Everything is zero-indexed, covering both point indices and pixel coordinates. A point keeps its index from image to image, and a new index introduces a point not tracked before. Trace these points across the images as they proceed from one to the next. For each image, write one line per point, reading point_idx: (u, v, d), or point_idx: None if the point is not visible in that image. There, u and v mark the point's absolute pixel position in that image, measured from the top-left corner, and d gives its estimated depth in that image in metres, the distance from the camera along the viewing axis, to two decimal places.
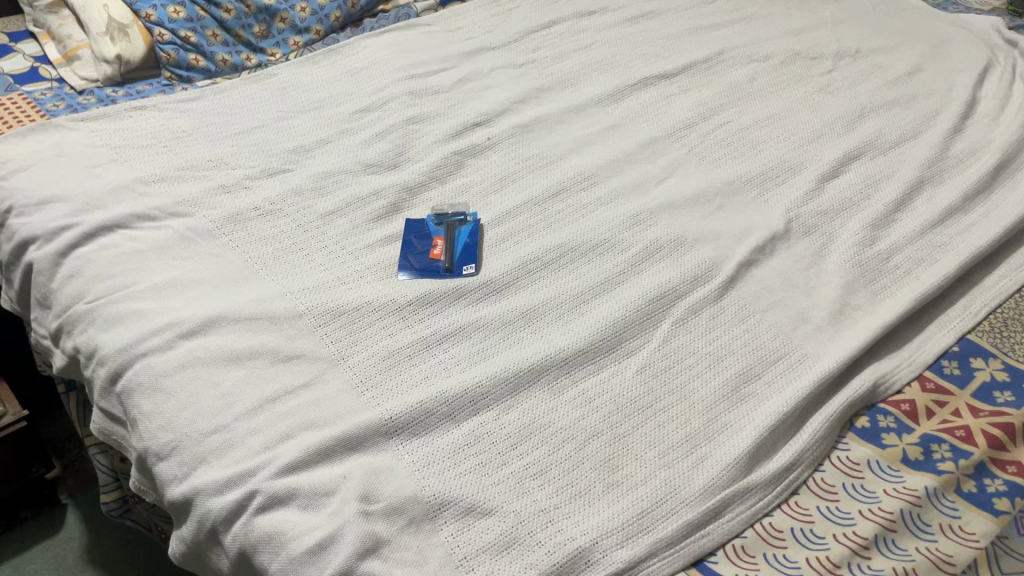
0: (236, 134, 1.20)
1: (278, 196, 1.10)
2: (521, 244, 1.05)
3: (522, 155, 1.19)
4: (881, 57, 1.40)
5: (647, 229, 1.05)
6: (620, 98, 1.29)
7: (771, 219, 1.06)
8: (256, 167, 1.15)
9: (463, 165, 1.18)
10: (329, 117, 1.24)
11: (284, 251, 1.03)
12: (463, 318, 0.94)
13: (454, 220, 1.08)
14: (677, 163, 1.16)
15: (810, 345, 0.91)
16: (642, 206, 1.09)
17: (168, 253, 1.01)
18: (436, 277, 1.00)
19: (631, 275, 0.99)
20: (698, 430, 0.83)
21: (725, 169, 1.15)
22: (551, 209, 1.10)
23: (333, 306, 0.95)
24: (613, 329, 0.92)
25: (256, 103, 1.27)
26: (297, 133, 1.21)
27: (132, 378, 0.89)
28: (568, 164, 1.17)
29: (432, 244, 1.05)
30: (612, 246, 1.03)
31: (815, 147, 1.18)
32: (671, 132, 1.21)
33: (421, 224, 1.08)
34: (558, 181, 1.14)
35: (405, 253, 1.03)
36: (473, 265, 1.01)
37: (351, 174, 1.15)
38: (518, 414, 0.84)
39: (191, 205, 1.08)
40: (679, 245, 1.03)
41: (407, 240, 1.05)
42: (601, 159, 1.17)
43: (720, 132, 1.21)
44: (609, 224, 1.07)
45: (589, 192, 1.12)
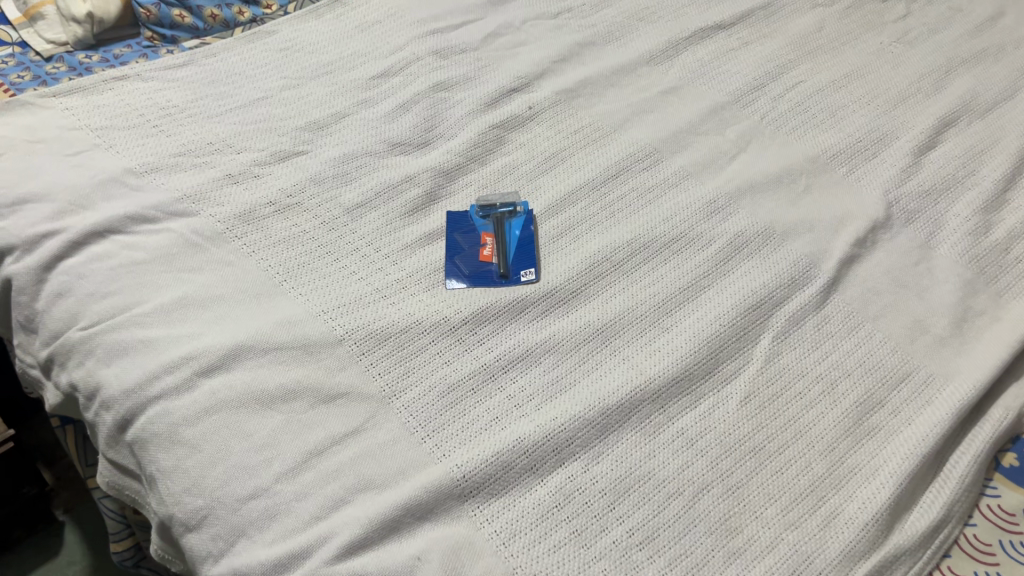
0: (236, 109, 1.04)
1: (295, 187, 0.95)
2: (585, 240, 0.91)
3: (570, 127, 1.04)
4: None
5: (728, 219, 0.92)
6: (674, 55, 1.13)
7: (868, 203, 0.92)
8: (265, 149, 0.99)
9: (504, 140, 1.02)
10: (343, 85, 1.07)
11: (310, 258, 0.88)
12: (529, 338, 0.81)
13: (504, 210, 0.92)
14: (749, 135, 1.02)
15: (935, 362, 0.79)
16: (719, 190, 0.95)
17: (173, 264, 0.86)
18: (489, 284, 0.86)
19: (717, 278, 0.86)
20: (822, 477, 0.71)
21: (806, 141, 1.00)
22: (612, 193, 0.95)
23: (376, 328, 0.81)
24: (707, 350, 0.79)
25: (256, 69, 1.09)
26: (308, 106, 1.05)
27: (145, 427, 0.75)
28: (624, 138, 1.02)
29: (480, 243, 0.90)
30: (690, 240, 0.90)
31: (904, 112, 1.04)
32: (739, 96, 1.06)
33: (464, 218, 0.93)
34: (617, 160, 0.99)
35: (449, 255, 0.89)
36: (532, 268, 0.87)
37: (377, 156, 0.99)
38: (611, 464, 0.71)
39: (194, 201, 0.92)
40: (768, 238, 0.89)
41: (451, 238, 0.91)
42: (662, 132, 1.02)
43: (794, 94, 1.06)
44: (682, 212, 0.92)
45: (655, 173, 0.98)
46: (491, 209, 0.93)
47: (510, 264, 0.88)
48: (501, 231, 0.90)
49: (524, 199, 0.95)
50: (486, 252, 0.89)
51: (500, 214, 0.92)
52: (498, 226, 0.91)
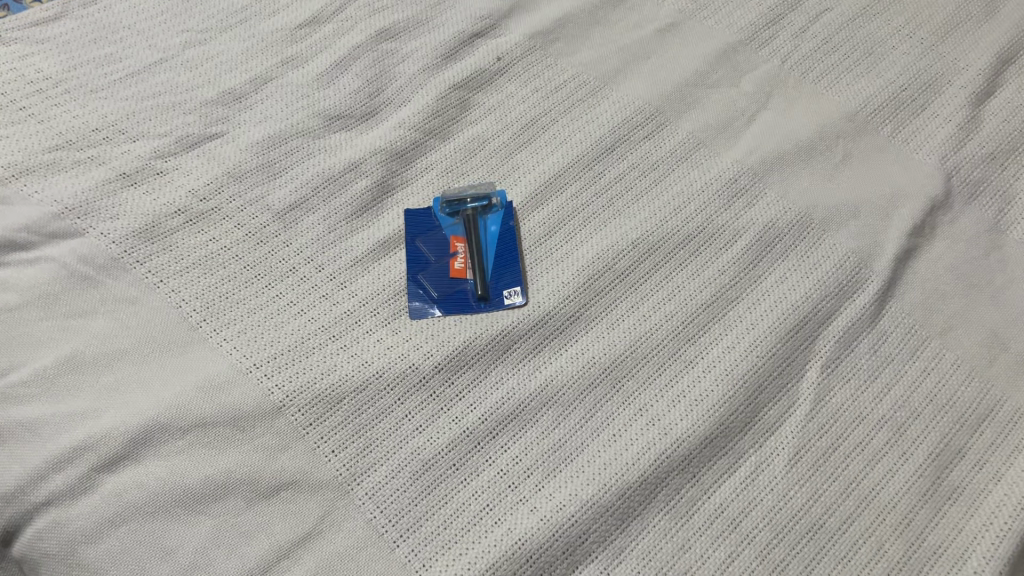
0: (127, 80, 0.82)
1: (209, 186, 0.74)
2: (580, 241, 0.73)
3: (550, 83, 0.84)
4: None
5: (753, 205, 0.74)
6: None
7: (922, 176, 0.75)
8: (169, 136, 0.78)
9: (469, 105, 0.82)
10: (261, 39, 0.85)
11: (235, 287, 0.69)
12: (520, 386, 0.64)
13: (475, 205, 0.74)
14: (769, 87, 0.83)
15: (1018, 390, 0.65)
16: (740, 164, 0.77)
17: (57, 308, 0.66)
18: (466, 311, 0.69)
19: (747, 288, 0.69)
20: (898, 564, 0.57)
21: (838, 91, 0.82)
22: (609, 174, 0.77)
23: (326, 386, 0.63)
24: (742, 394, 0.64)
25: (149, 20, 0.86)
26: (219, 70, 0.83)
27: (35, 545, 0.58)
28: (618, 96, 0.83)
29: (450, 254, 0.73)
30: (710, 237, 0.72)
31: (954, 47, 0.85)
32: (753, 32, 0.87)
33: (428, 216, 0.75)
34: (611, 128, 0.80)
35: (412, 270, 0.71)
36: (518, 286, 0.70)
37: (312, 137, 0.79)
38: (637, 565, 0.57)
39: (78, 214, 0.71)
40: (805, 229, 0.72)
41: (413, 247, 0.73)
42: (663, 86, 0.83)
43: (820, 27, 0.87)
44: (697, 198, 0.75)
45: (659, 143, 0.79)
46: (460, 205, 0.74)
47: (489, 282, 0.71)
48: (476, 239, 0.73)
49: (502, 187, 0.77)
50: (457, 267, 0.72)
51: (472, 212, 0.74)
52: (471, 231, 0.73)
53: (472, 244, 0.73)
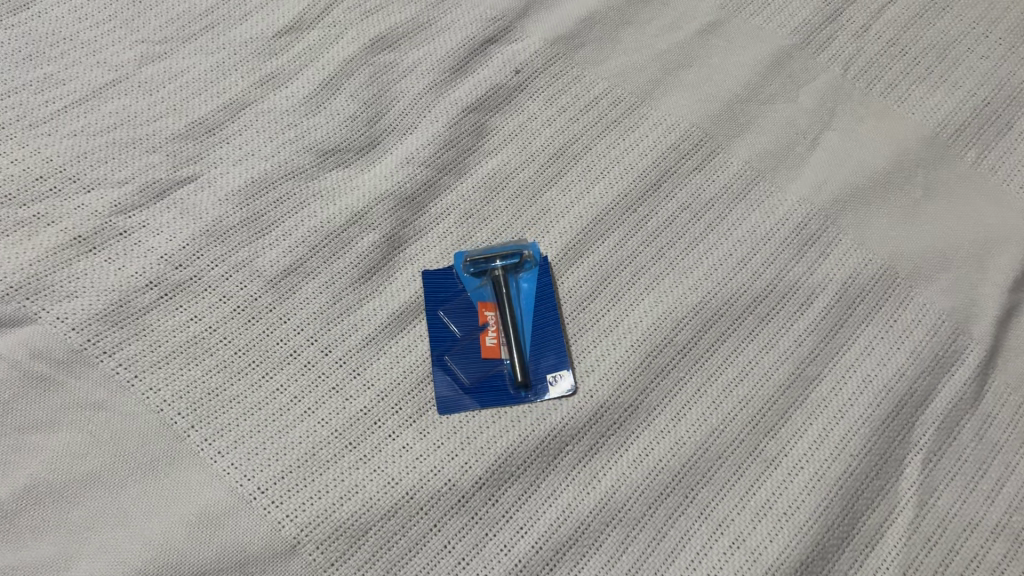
0: (74, 108, 0.67)
1: (186, 249, 0.62)
2: (632, 303, 0.62)
3: (580, 100, 0.72)
4: None
5: (827, 254, 0.64)
6: None
7: (1014, 217, 0.66)
8: (131, 183, 0.65)
9: (486, 130, 0.70)
10: (234, 50, 0.71)
11: (225, 381, 0.58)
12: (577, 502, 0.55)
13: (503, 264, 0.62)
14: (832, 102, 0.72)
15: None
16: (808, 203, 0.66)
17: (10, 422, 0.55)
18: (503, 402, 0.58)
19: (829, 362, 0.60)
20: None
21: (912, 106, 0.71)
22: (657, 218, 0.66)
23: (347, 515, 0.54)
24: (837, 503, 0.55)
25: (94, 26, 0.70)
26: (185, 93, 0.69)
27: None
28: (659, 116, 0.71)
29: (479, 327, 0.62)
30: (781, 296, 0.62)
31: None
32: (810, 33, 0.75)
33: (450, 278, 0.63)
34: (655, 158, 0.69)
35: (438, 352, 0.60)
36: (563, 369, 0.59)
37: (304, 179, 0.66)
38: None
39: (27, 294, 0.59)
40: (891, 284, 0.63)
41: (435, 321, 0.61)
42: (710, 104, 0.72)
43: (885, 23, 0.75)
44: (763, 246, 0.64)
45: (711, 177, 0.68)
46: (486, 264, 0.62)
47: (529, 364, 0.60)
48: (508, 306, 0.61)
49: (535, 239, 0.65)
50: (489, 343, 0.61)
51: (500, 272, 0.62)
52: (502, 297, 0.61)
53: (504, 313, 0.61)
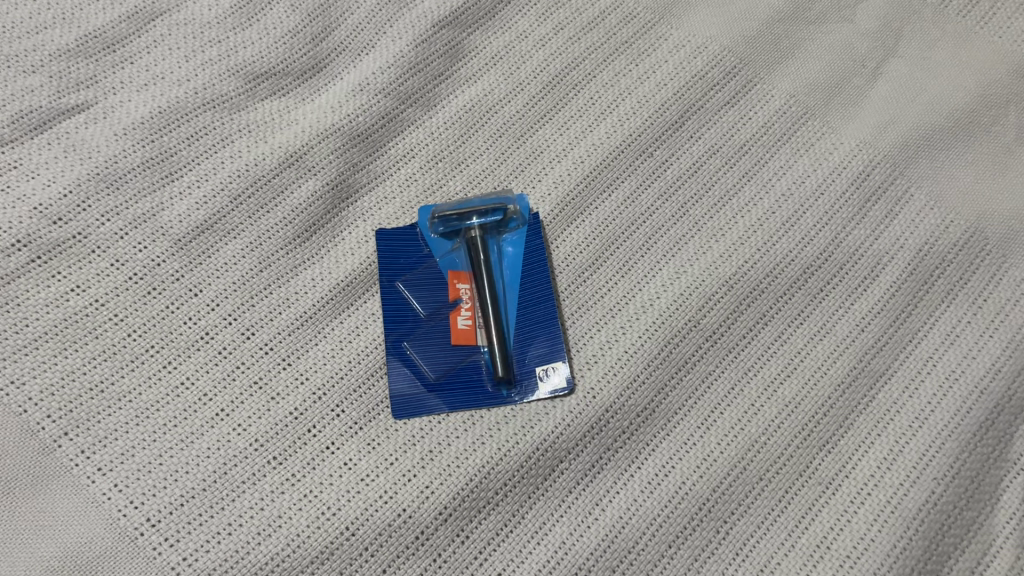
0: None
1: (69, 199, 0.48)
2: (647, 274, 0.49)
3: (582, 16, 0.57)
4: None
5: (896, 214, 0.50)
6: None
7: None
8: (2, 112, 0.50)
9: (463, 51, 0.55)
10: None
11: (113, 373, 0.44)
12: (574, 540, 0.42)
13: (480, 222, 0.47)
14: (898, 21, 0.57)
15: None
16: (870, 148, 0.52)
17: None
18: (478, 402, 0.44)
19: (901, 355, 0.46)
20: None
21: (997, 28, 0.57)
22: (679, 165, 0.52)
23: (266, 557, 0.41)
24: (917, 543, 0.42)
25: None
26: None
27: None
28: (681, 37, 0.56)
29: (450, 305, 0.47)
30: (838, 267, 0.49)
31: None
32: None
33: (412, 241, 0.48)
34: (676, 89, 0.55)
35: (394, 338, 0.46)
36: (557, 359, 0.45)
37: (228, 109, 0.52)
38: None
39: None
40: (978, 253, 0.49)
41: (392, 297, 0.47)
42: (745, 22, 0.57)
43: None
44: (814, 203, 0.51)
45: (746, 114, 0.54)
46: (459, 223, 0.47)
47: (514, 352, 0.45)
48: (486, 275, 0.46)
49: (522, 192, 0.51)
50: (462, 326, 0.46)
51: (476, 233, 0.47)
52: (479, 265, 0.46)
53: (480, 284, 0.46)
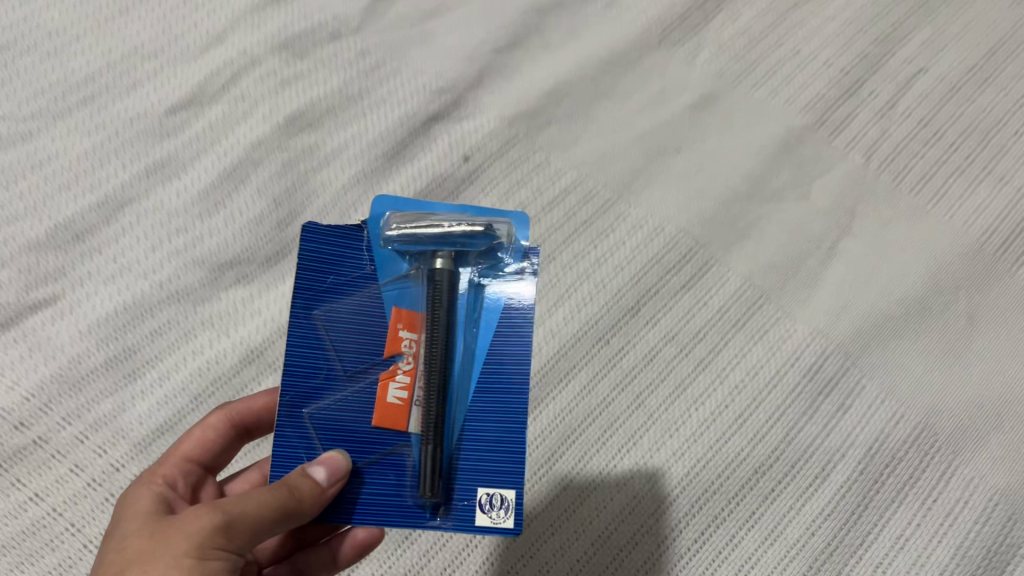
0: None
1: (30, 402, 0.49)
2: (601, 471, 0.49)
3: (543, 195, 0.58)
4: None
5: (847, 408, 0.51)
6: (703, 22, 0.66)
7: None
8: None
9: None
10: (116, 130, 0.58)
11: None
12: None
13: (454, 250, 0.39)
14: (852, 198, 0.59)
15: None
16: (822, 337, 0.53)
17: None
18: (391, 512, 0.36)
19: (850, 560, 0.47)
20: None
21: (948, 207, 0.58)
22: (635, 352, 0.53)
23: None
24: None
25: None
26: (52, 187, 0.56)
27: None
28: (639, 217, 0.58)
29: (385, 362, 0.38)
30: (790, 466, 0.49)
31: None
32: (823, 112, 0.62)
33: (353, 256, 0.39)
34: (633, 274, 0.56)
35: (293, 397, 0.36)
36: (508, 486, 0.36)
37: (192, 302, 0.53)
38: None
39: None
40: (929, 449, 0.49)
41: (301, 325, 0.37)
42: (703, 200, 0.59)
43: (912, 103, 0.62)
44: (767, 396, 0.51)
45: (702, 298, 0.55)
46: (429, 247, 0.39)
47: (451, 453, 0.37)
48: (442, 332, 0.37)
49: (521, 214, 0.43)
50: (392, 399, 0.37)
51: (445, 270, 0.38)
52: (440, 331, 0.37)
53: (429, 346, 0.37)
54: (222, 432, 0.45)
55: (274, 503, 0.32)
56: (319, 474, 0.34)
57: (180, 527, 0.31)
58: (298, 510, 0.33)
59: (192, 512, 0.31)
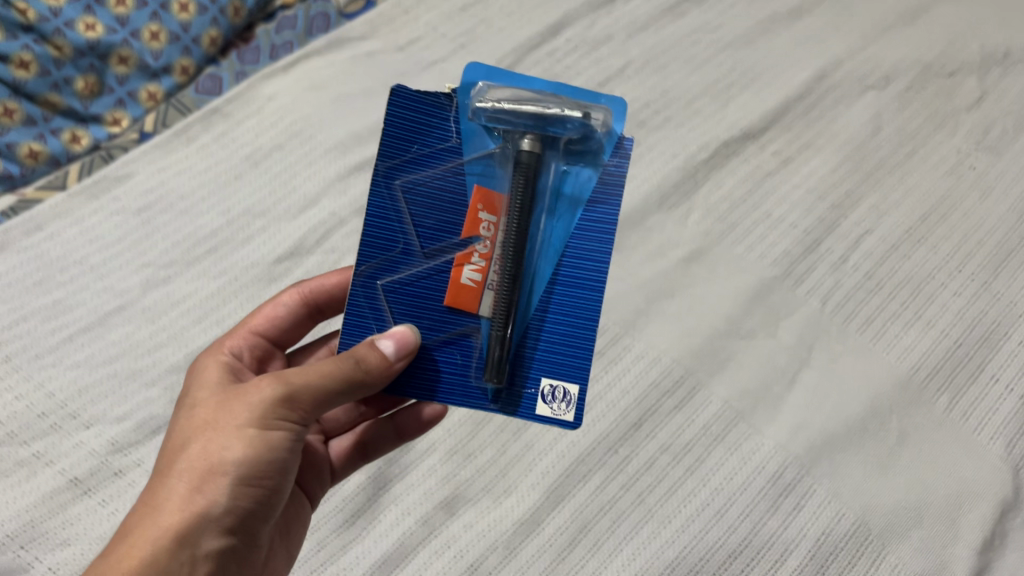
0: (78, 337, 0.71)
1: None
2: (610, 553, 0.64)
3: None
4: None
5: (802, 506, 0.66)
6: (692, 189, 0.83)
7: (990, 470, 0.67)
8: (128, 419, 0.67)
9: None
10: (235, 276, 0.76)
11: None
12: None
13: (540, 133, 0.47)
14: (811, 337, 0.74)
15: None
16: (784, 451, 0.68)
17: None
18: (468, 398, 0.48)
19: None
20: None
21: (887, 345, 0.73)
22: (638, 459, 0.68)
23: None
24: None
25: (104, 251, 0.76)
26: (187, 321, 0.73)
27: None
28: (641, 349, 0.74)
29: (461, 244, 0.49)
30: (755, 553, 0.64)
31: (1007, 285, 0.77)
32: (788, 265, 0.78)
33: (435, 127, 0.49)
34: (636, 396, 0.71)
35: (385, 263, 0.49)
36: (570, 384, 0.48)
37: None
38: None
39: (21, 542, 0.60)
40: (864, 541, 0.64)
41: (390, 195, 0.49)
42: (692, 336, 0.74)
43: (860, 259, 0.79)
44: (740, 497, 0.66)
45: (690, 417, 0.70)
46: (519, 127, 0.47)
47: (523, 337, 0.49)
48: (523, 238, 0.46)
49: (621, 102, 0.51)
50: (468, 280, 0.48)
51: (531, 150, 0.46)
52: (522, 202, 0.45)
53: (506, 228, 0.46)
54: (289, 310, 0.61)
55: (337, 373, 0.44)
56: (387, 346, 0.45)
57: (249, 397, 0.44)
58: (363, 376, 0.44)
59: (259, 385, 0.44)
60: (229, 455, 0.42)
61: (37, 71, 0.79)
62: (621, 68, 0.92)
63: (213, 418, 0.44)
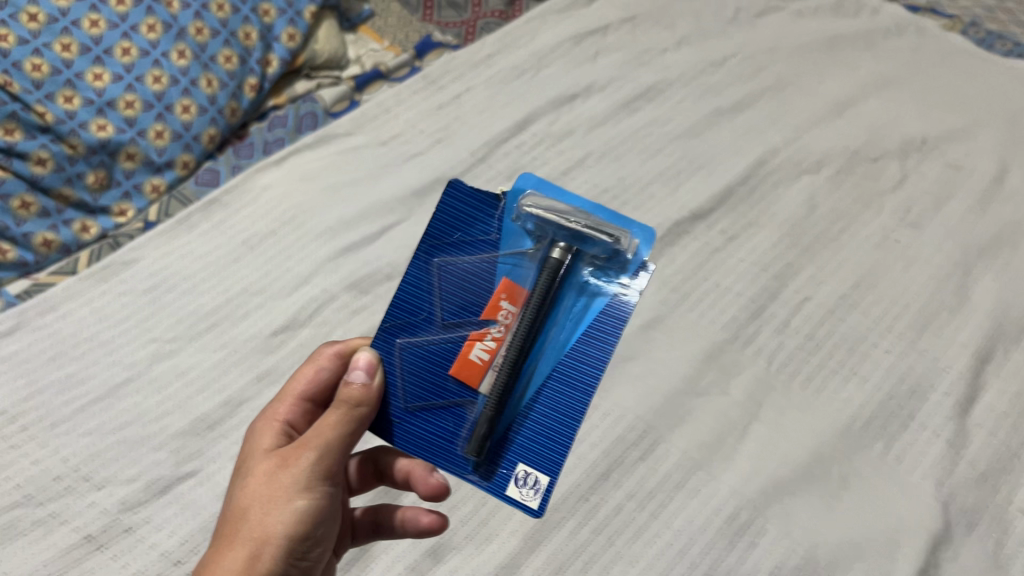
0: (89, 407, 0.77)
1: (185, 545, 0.70)
2: None
3: None
4: (965, 139, 1.04)
5: (756, 543, 0.72)
6: (649, 264, 0.93)
7: (922, 505, 0.74)
8: (137, 481, 0.73)
9: None
10: (235, 348, 0.83)
11: None
12: None
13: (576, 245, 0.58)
14: (759, 392, 0.82)
15: None
16: (738, 494, 0.75)
17: None
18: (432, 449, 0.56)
19: None
20: None
21: (828, 398, 0.82)
22: (607, 504, 0.75)
23: None
24: None
25: (113, 327, 0.82)
26: (192, 390, 0.79)
27: None
28: (607, 407, 0.81)
29: (478, 323, 0.58)
30: None
31: (933, 342, 0.85)
32: (736, 329, 0.87)
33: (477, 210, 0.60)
34: (604, 448, 0.78)
35: (396, 330, 0.58)
36: (510, 483, 0.56)
37: None
38: None
39: None
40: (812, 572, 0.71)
41: (427, 269, 0.58)
42: (651, 394, 0.82)
43: (802, 321, 0.88)
44: (700, 536, 0.73)
45: (653, 467, 0.77)
46: (558, 236, 0.58)
47: (512, 421, 0.57)
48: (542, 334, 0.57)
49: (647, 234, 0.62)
50: (480, 356, 0.57)
51: (560, 258, 0.56)
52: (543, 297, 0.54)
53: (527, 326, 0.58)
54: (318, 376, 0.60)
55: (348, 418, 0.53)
56: (359, 377, 0.54)
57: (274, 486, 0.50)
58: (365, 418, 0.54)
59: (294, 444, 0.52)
60: (260, 526, 0.49)
61: (52, 167, 0.86)
62: (582, 158, 1.02)
63: (250, 495, 0.51)
